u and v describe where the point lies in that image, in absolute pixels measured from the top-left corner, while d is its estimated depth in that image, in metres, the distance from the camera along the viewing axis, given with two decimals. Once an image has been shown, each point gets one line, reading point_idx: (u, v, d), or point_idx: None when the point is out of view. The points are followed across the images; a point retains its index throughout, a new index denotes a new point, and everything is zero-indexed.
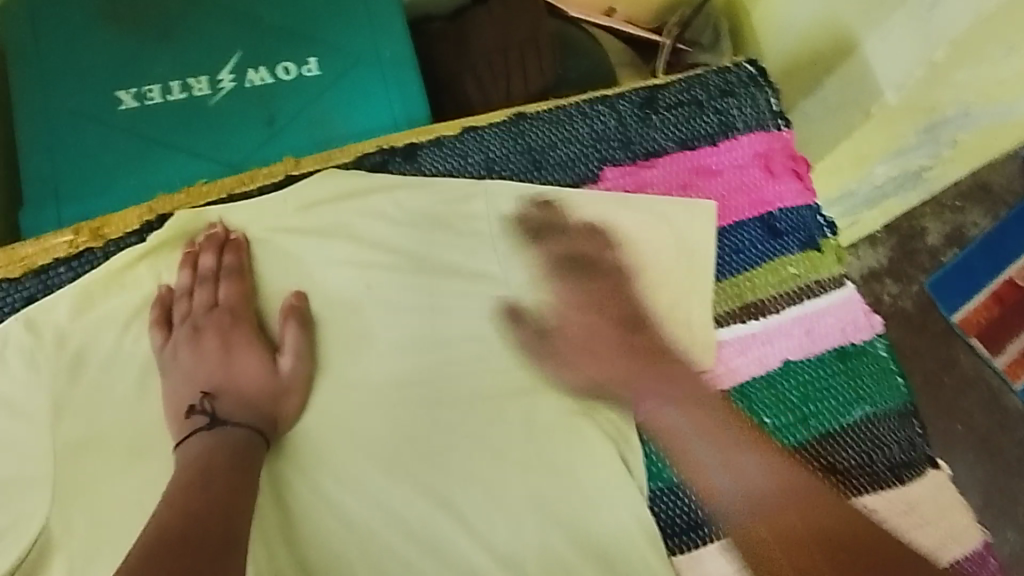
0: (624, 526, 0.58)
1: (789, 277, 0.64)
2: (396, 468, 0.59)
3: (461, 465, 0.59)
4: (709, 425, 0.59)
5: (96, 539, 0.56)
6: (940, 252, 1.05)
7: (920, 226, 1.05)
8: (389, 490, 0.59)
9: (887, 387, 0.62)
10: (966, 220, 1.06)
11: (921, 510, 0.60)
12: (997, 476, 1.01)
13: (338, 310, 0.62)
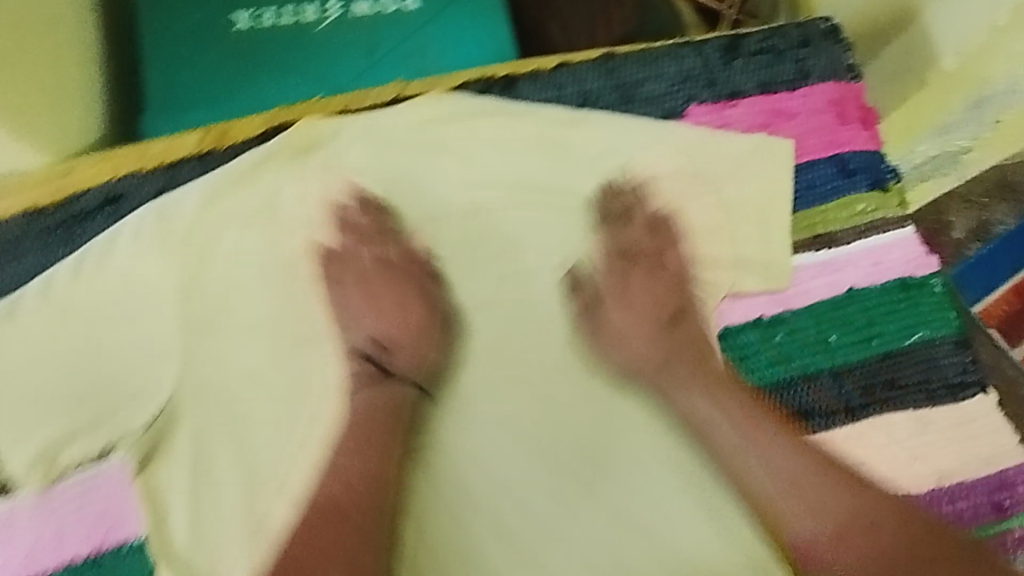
0: (703, 431, 0.62)
1: (857, 213, 0.69)
2: None
3: None
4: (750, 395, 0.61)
5: (223, 415, 0.61)
6: (962, 247, 0.86)
7: (948, 218, 0.86)
8: None
9: (943, 317, 0.67)
10: (989, 215, 0.84)
11: (974, 426, 0.64)
12: None
13: (442, 223, 0.67)
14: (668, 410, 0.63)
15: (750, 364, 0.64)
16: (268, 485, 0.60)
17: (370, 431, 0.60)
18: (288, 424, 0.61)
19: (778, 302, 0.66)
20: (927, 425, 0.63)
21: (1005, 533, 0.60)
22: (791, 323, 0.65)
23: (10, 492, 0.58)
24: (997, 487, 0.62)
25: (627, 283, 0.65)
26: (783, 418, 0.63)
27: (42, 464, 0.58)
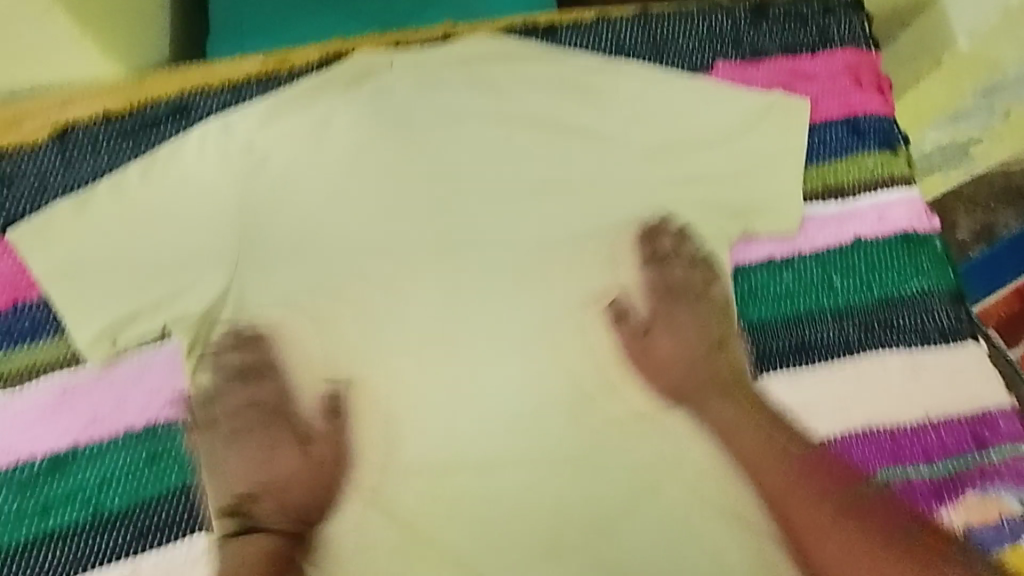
0: (716, 362, 0.66)
1: (866, 170, 0.74)
2: (520, 282, 0.67)
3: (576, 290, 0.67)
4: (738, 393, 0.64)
5: (267, 318, 0.65)
6: (967, 247, 0.93)
7: (950, 219, 0.94)
8: (516, 304, 0.66)
9: (941, 270, 0.72)
10: (997, 220, 0.93)
11: (962, 368, 0.68)
12: None
13: (474, 155, 0.69)
14: (680, 342, 0.67)
15: (756, 300, 0.70)
16: (304, 385, 0.64)
17: (295, 464, 0.62)
18: (325, 328, 0.65)
19: (786, 245, 0.71)
20: (919, 365, 0.68)
21: (982, 462, 0.65)
22: (797, 265, 0.70)
23: (74, 363, 0.63)
24: (978, 422, 0.66)
25: (653, 221, 0.69)
26: (784, 349, 0.68)
27: (105, 340, 0.63)
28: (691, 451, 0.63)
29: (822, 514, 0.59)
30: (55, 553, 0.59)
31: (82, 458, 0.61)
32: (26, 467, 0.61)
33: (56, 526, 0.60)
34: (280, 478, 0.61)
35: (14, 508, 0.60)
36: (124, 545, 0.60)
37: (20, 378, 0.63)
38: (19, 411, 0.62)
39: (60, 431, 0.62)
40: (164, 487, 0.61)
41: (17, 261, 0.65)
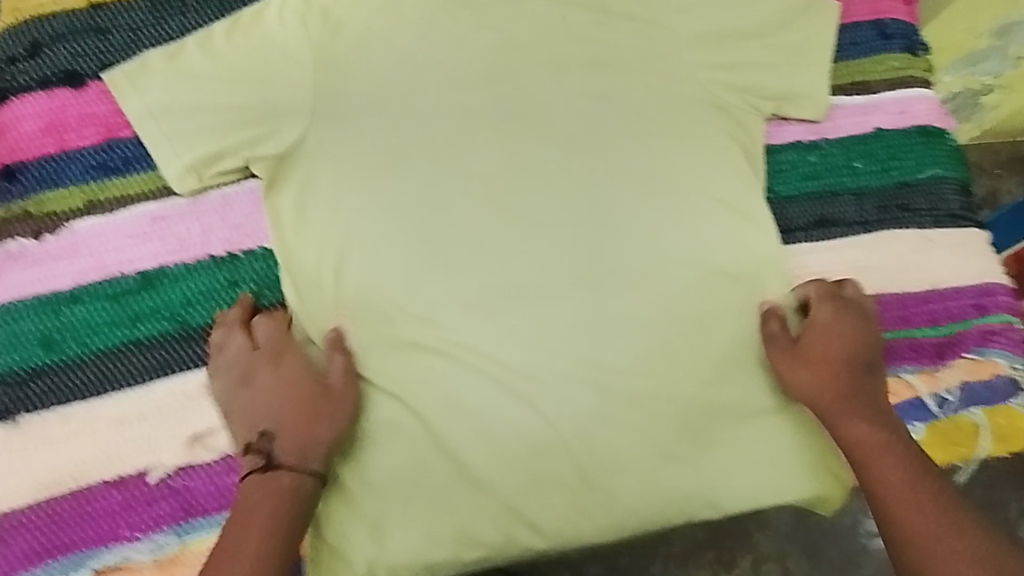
0: (748, 232, 0.73)
1: (892, 68, 0.80)
2: (570, 152, 0.73)
3: (621, 163, 0.73)
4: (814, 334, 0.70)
5: (336, 171, 0.70)
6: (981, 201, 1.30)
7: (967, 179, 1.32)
8: (565, 171, 0.73)
9: (953, 162, 0.78)
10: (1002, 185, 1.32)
11: (970, 248, 0.75)
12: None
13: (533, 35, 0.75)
14: (718, 214, 0.73)
15: (787, 178, 0.76)
16: (363, 235, 0.69)
17: (311, 395, 0.62)
18: (394, 182, 0.71)
19: (814, 131, 0.77)
20: (930, 244, 0.74)
21: (982, 327, 0.72)
22: (823, 150, 0.77)
23: (164, 196, 0.69)
24: (981, 294, 0.73)
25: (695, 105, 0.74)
26: (806, 223, 0.75)
27: (192, 175, 0.69)
28: (717, 313, 0.70)
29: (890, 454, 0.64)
30: (142, 359, 0.65)
31: (169, 278, 0.67)
32: (117, 282, 0.66)
33: (143, 335, 0.65)
34: (291, 417, 0.62)
35: (104, 317, 0.65)
36: (207, 356, 0.65)
37: (112, 205, 0.68)
38: (112, 233, 0.67)
39: (148, 253, 0.67)
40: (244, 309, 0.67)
41: (113, 102, 0.71)
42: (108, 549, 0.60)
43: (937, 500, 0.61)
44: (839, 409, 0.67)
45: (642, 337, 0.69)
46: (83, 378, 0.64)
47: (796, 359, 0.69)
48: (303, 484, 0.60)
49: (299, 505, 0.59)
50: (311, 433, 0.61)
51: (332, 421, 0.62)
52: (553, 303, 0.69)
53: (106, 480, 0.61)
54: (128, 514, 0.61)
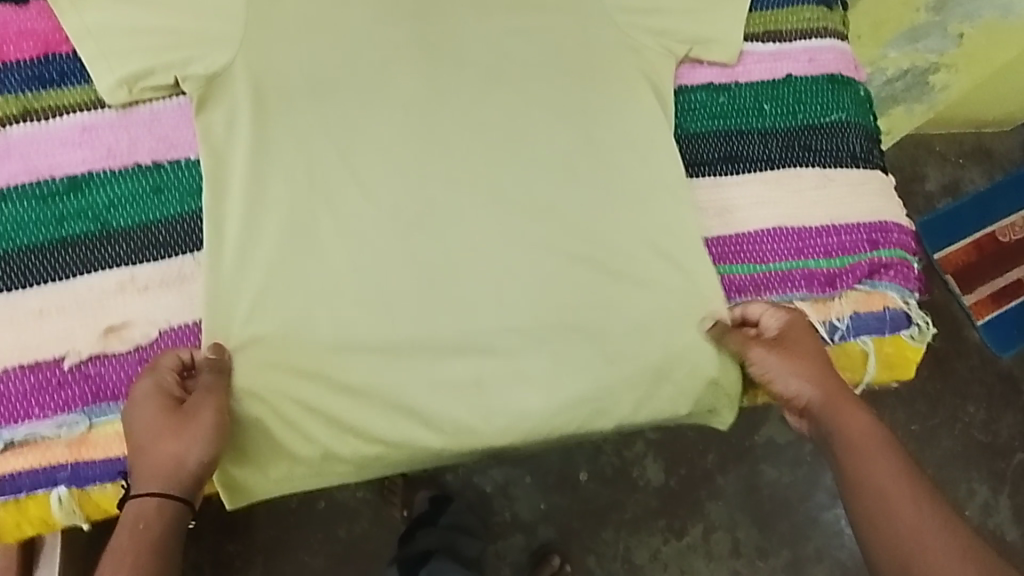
0: (659, 169, 0.77)
1: (804, 20, 0.84)
2: (490, 88, 0.76)
3: (539, 102, 0.77)
4: (801, 340, 0.73)
5: (259, 94, 0.73)
6: (934, 196, 1.63)
7: (923, 174, 1.64)
8: (485, 105, 0.76)
9: (858, 109, 0.82)
10: (963, 175, 1.65)
11: (868, 187, 0.79)
12: (943, 400, 1.53)
13: None
14: (629, 152, 0.77)
15: (698, 118, 0.80)
16: (287, 155, 0.72)
17: (172, 417, 0.64)
18: (318, 107, 0.73)
19: (725, 75, 0.81)
20: (830, 182, 0.78)
21: (873, 258, 0.76)
22: (733, 92, 0.81)
23: (96, 107, 0.72)
24: (876, 229, 0.77)
25: (613, 49, 0.78)
26: (714, 161, 0.79)
27: (123, 87, 0.71)
28: (622, 246, 0.75)
29: (883, 460, 0.67)
30: (65, 256, 0.68)
31: (95, 183, 0.70)
32: (45, 184, 0.70)
33: (67, 234, 0.69)
34: (156, 443, 0.64)
35: (31, 216, 0.69)
36: (126, 256, 0.69)
37: (47, 114, 0.72)
38: (43, 139, 0.71)
39: (78, 159, 0.71)
40: (164, 214, 0.71)
41: (53, 19, 0.74)
42: (19, 425, 0.64)
43: (885, 497, 0.64)
44: (831, 405, 0.70)
45: (548, 264, 0.74)
46: (8, 271, 0.67)
47: (780, 363, 0.72)
48: (166, 508, 0.62)
49: (164, 529, 0.62)
50: (170, 454, 0.63)
51: (197, 442, 0.64)
52: (468, 231, 0.73)
53: (22, 365, 0.65)
54: (40, 395, 0.65)
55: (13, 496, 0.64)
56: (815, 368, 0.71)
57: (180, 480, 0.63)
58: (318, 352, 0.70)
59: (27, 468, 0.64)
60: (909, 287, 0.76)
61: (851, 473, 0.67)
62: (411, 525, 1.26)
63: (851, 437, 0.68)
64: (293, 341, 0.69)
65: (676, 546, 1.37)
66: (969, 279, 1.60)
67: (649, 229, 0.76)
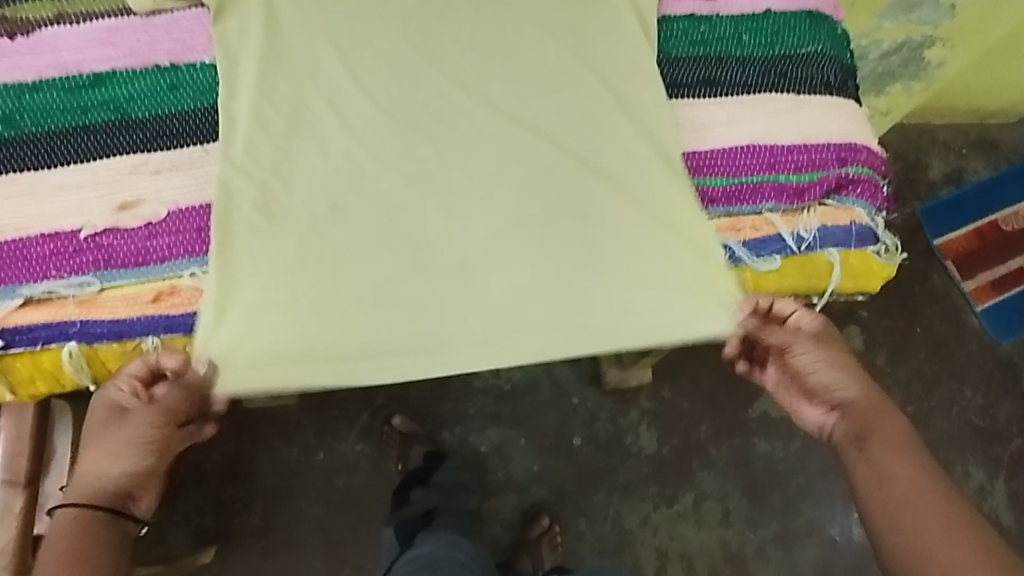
0: (642, 93, 0.81)
1: None
2: (486, 13, 0.82)
3: (529, 27, 0.82)
4: (840, 344, 0.76)
5: (270, 7, 0.79)
6: (936, 184, 1.64)
7: (926, 162, 1.65)
8: (479, 29, 0.81)
9: (834, 43, 0.87)
10: (966, 165, 1.66)
11: (839, 113, 0.83)
12: (940, 383, 1.54)
13: None
14: (612, 75, 0.82)
15: (681, 45, 0.84)
16: (293, 65, 0.78)
17: (105, 427, 0.69)
18: (323, 24, 0.79)
19: (707, 7, 0.86)
20: (804, 106, 0.83)
21: (841, 174, 0.80)
22: (714, 22, 0.85)
23: (122, 14, 0.79)
24: (845, 148, 0.81)
25: None
26: (694, 84, 0.83)
27: None
28: (604, 161, 0.79)
29: (915, 465, 0.69)
30: (85, 141, 0.75)
31: (118, 78, 0.77)
32: (72, 78, 0.76)
33: (89, 121, 0.75)
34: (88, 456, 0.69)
35: (57, 104, 0.76)
36: (140, 144, 0.75)
37: (78, 17, 0.78)
38: (73, 38, 0.78)
39: (103, 57, 0.77)
40: (177, 109, 0.77)
41: None
42: (39, 283, 0.72)
43: (911, 495, 0.66)
44: (873, 407, 0.72)
45: (528, 178, 0.78)
46: (36, 151, 0.74)
47: (829, 363, 0.74)
48: (83, 514, 0.67)
49: (81, 535, 0.66)
50: (91, 466, 0.68)
51: (121, 456, 0.68)
52: (457, 144, 0.78)
53: (43, 233, 0.72)
54: (57, 259, 0.72)
55: (29, 347, 0.72)
56: (853, 371, 0.74)
57: (102, 491, 0.68)
58: (301, 231, 0.75)
59: (42, 321, 0.72)
60: (877, 206, 0.82)
61: (879, 471, 0.69)
62: (406, 480, 1.29)
63: (887, 440, 0.70)
64: (285, 214, 0.75)
65: (666, 513, 1.39)
66: (969, 264, 1.60)
67: (628, 145, 0.80)
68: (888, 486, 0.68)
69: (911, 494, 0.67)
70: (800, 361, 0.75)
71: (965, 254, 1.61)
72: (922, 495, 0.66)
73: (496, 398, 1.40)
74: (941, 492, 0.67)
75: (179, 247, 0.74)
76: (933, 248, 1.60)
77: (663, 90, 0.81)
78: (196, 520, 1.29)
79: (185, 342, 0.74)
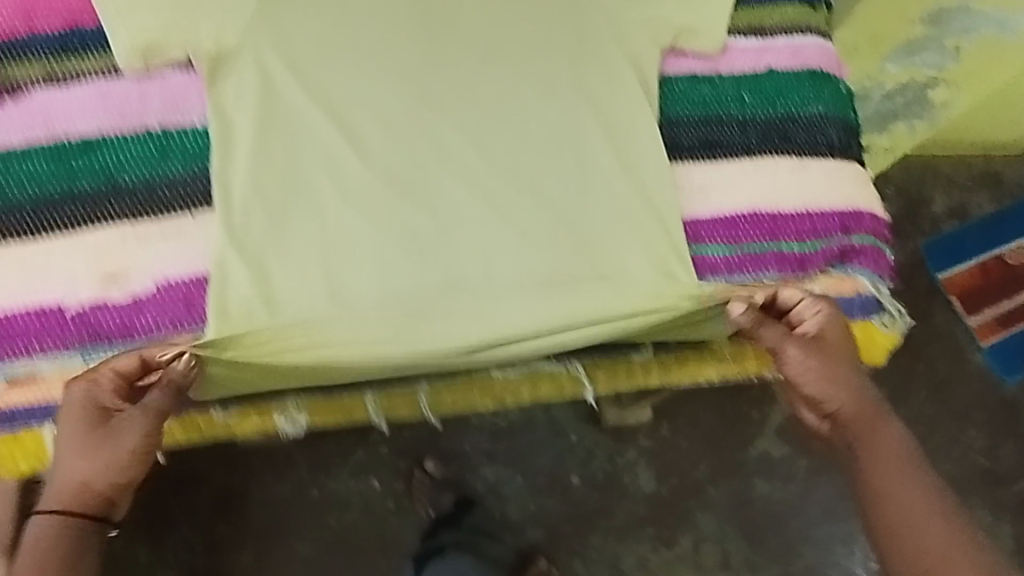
0: (642, 155, 0.80)
1: (787, 18, 0.87)
2: (482, 70, 0.81)
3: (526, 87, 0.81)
4: (836, 345, 0.73)
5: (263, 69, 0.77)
6: (940, 219, 1.61)
7: (931, 198, 1.62)
8: (474, 87, 0.80)
9: (837, 103, 0.85)
10: (970, 200, 1.63)
11: (843, 176, 0.82)
12: (943, 423, 1.52)
13: None
14: (608, 135, 0.80)
15: (682, 105, 0.83)
16: (287, 126, 0.77)
17: (94, 415, 0.67)
18: (315, 86, 0.78)
19: (708, 66, 0.85)
20: (806, 169, 0.81)
21: (844, 243, 0.79)
22: (715, 82, 0.84)
23: (112, 75, 0.78)
24: (849, 216, 0.80)
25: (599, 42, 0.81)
26: (695, 146, 0.82)
27: (138, 57, 0.77)
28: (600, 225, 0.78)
29: (919, 484, 0.68)
30: (73, 210, 0.74)
31: (107, 144, 0.76)
32: (61, 144, 0.76)
33: (77, 189, 0.75)
34: (66, 471, 0.67)
35: (46, 171, 0.75)
36: (129, 212, 0.75)
37: (67, 79, 0.78)
38: (63, 102, 0.77)
39: (93, 122, 0.77)
40: (166, 174, 0.76)
41: None
42: (23, 360, 0.71)
43: (881, 503, 0.68)
44: (864, 418, 0.71)
45: (522, 245, 0.76)
46: (24, 221, 0.74)
47: (820, 370, 0.72)
48: (71, 524, 0.66)
49: (69, 542, 0.66)
50: (75, 476, 0.66)
51: (111, 465, 0.67)
52: (451, 209, 0.77)
53: (28, 306, 0.72)
54: (43, 334, 0.71)
55: (16, 425, 0.72)
56: (847, 375, 0.73)
57: (89, 499, 0.67)
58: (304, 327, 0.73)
59: (30, 398, 0.72)
60: (881, 274, 0.80)
61: (864, 473, 0.70)
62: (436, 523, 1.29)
63: (888, 454, 0.70)
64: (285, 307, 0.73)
65: (664, 555, 1.36)
66: (975, 301, 1.57)
67: (627, 210, 0.78)
68: (882, 500, 0.68)
69: (911, 521, 0.66)
70: (788, 363, 0.73)
71: (971, 291, 1.58)
72: (917, 519, 0.66)
73: (492, 436, 1.37)
74: (943, 514, 0.66)
75: (164, 321, 0.72)
76: (937, 286, 1.57)
77: (662, 153, 0.80)
78: (186, 560, 1.27)
79: (173, 419, 0.74)
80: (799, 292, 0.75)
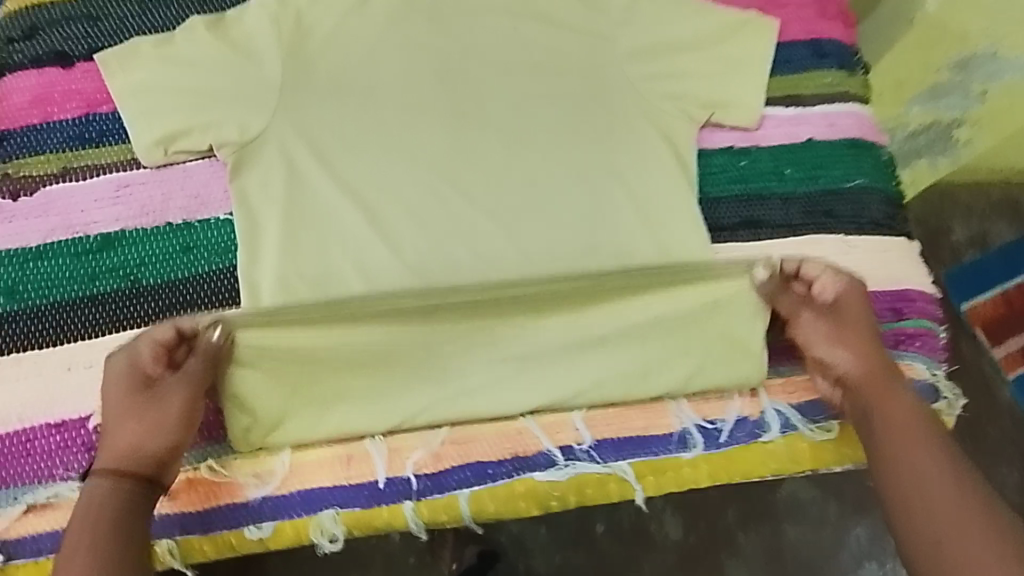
0: (682, 237, 0.77)
1: (823, 86, 0.84)
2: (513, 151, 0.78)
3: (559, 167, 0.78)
4: (852, 310, 0.72)
5: (287, 159, 0.74)
6: None
7: None
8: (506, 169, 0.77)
9: (879, 175, 0.82)
10: None
11: (890, 254, 0.79)
12: None
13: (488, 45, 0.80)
14: (647, 216, 0.77)
15: (720, 182, 0.80)
16: (313, 217, 0.74)
17: (139, 377, 0.67)
18: (341, 175, 0.75)
19: (746, 139, 0.81)
20: (852, 249, 0.78)
21: (898, 329, 0.76)
22: (753, 156, 0.81)
23: (132, 166, 0.75)
24: (900, 298, 0.77)
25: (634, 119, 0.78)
26: (735, 226, 0.79)
27: (159, 148, 0.74)
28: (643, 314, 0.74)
29: (935, 453, 0.65)
30: (94, 314, 0.71)
31: (128, 240, 0.73)
32: (79, 242, 0.72)
33: (98, 291, 0.71)
34: (112, 437, 0.65)
35: (65, 272, 0.72)
36: (153, 314, 0.71)
37: (85, 173, 0.75)
38: (81, 197, 0.74)
39: (112, 217, 0.73)
40: (190, 272, 0.73)
41: (97, 81, 0.77)
42: (47, 483, 0.68)
43: (892, 467, 0.65)
44: (875, 384, 0.70)
45: (563, 337, 0.73)
46: (42, 327, 0.70)
47: (828, 335, 0.72)
48: (118, 489, 0.63)
49: (117, 509, 0.62)
50: (126, 439, 0.65)
51: (158, 429, 0.66)
52: (486, 303, 0.73)
53: (48, 422, 0.68)
54: (66, 454, 0.68)
55: (35, 556, 0.67)
56: (864, 344, 0.72)
57: (137, 461, 0.65)
58: (326, 393, 0.72)
59: (51, 527, 0.67)
60: (937, 359, 0.77)
61: (875, 435, 0.68)
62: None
63: (903, 422, 0.68)
64: (294, 356, 0.70)
65: None
66: None
67: (673, 298, 0.74)
68: (889, 462, 0.66)
69: (922, 484, 0.63)
70: (800, 330, 0.73)
71: None
72: (931, 481, 0.63)
73: None
74: (961, 482, 0.63)
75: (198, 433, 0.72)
76: None
77: (705, 236, 0.77)
78: None
79: (203, 540, 0.71)
80: (829, 267, 0.73)
